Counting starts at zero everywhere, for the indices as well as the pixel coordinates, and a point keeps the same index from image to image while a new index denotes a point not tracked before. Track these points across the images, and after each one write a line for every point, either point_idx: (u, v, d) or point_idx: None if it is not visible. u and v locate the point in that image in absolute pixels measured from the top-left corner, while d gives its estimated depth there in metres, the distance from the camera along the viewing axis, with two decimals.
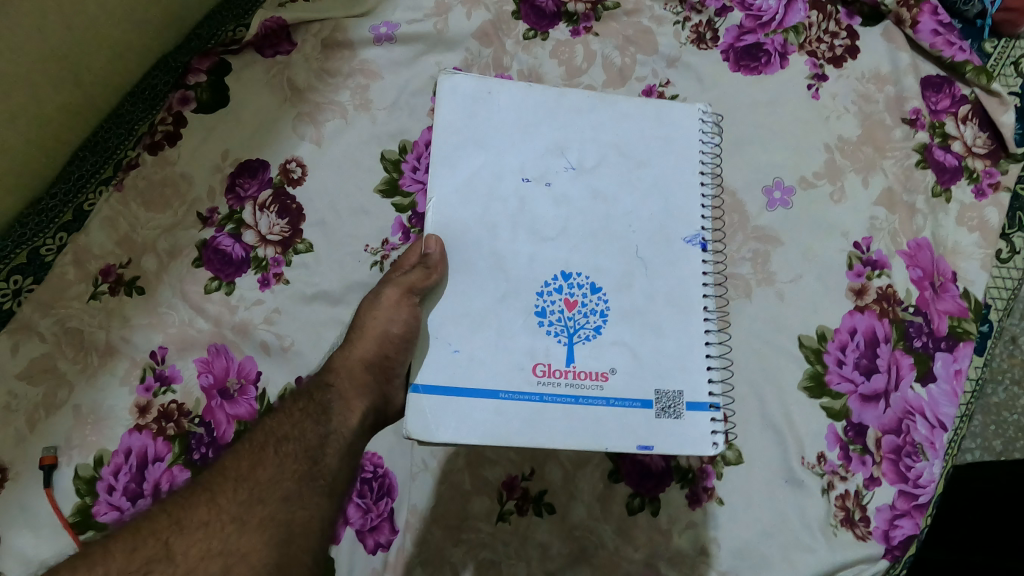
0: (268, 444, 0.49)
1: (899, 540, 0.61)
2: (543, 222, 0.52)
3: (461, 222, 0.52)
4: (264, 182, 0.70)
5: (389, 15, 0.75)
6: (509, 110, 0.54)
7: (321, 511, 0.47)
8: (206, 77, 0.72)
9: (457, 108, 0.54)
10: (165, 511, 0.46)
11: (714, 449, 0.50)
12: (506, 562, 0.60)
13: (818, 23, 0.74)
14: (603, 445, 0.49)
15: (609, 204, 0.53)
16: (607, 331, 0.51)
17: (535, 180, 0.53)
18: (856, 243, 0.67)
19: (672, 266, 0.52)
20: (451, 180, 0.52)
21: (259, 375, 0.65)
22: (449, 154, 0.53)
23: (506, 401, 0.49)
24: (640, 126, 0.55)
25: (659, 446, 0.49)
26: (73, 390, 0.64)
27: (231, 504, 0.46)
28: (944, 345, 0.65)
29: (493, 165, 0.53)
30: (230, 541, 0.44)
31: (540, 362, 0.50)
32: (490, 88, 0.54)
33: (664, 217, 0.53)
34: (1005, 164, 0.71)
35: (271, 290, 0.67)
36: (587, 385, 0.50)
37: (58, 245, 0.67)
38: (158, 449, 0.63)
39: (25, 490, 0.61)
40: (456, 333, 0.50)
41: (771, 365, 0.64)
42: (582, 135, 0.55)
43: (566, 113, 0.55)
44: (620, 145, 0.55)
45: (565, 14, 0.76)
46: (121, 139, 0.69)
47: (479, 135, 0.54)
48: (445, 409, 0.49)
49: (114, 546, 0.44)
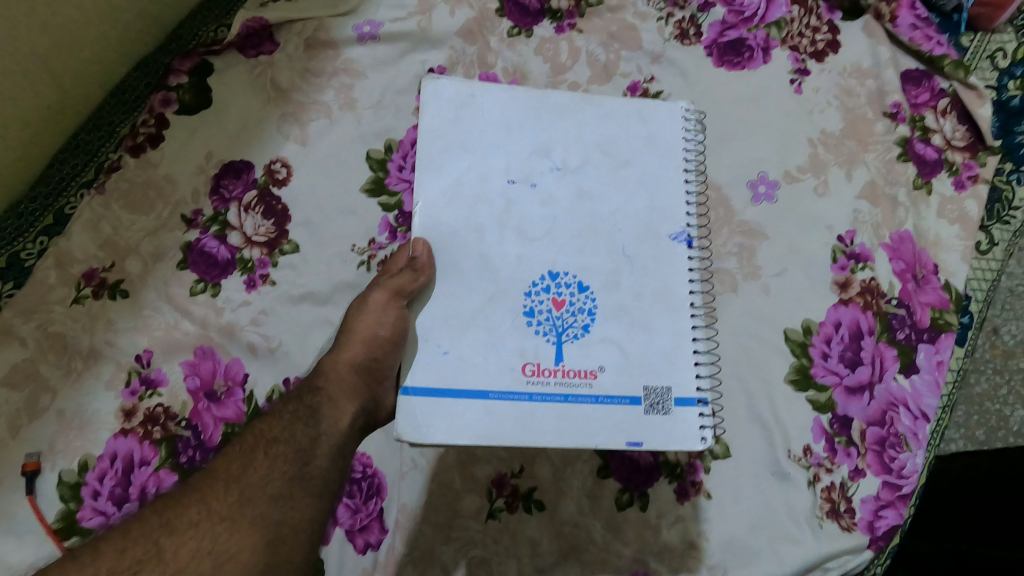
0: (258, 446, 0.48)
1: (883, 531, 0.61)
2: (529, 223, 0.53)
3: (448, 225, 0.52)
4: (248, 184, 0.70)
5: (371, 14, 0.75)
6: (494, 113, 0.55)
7: (312, 510, 0.47)
8: (188, 78, 0.72)
9: (442, 112, 0.54)
10: (156, 512, 0.46)
11: (703, 444, 0.50)
12: (497, 559, 0.61)
13: (800, 18, 0.75)
14: (593, 442, 0.49)
15: (595, 203, 0.53)
16: (595, 329, 0.51)
17: (521, 181, 0.53)
18: (840, 236, 0.68)
19: (658, 264, 0.53)
20: (438, 183, 0.52)
21: (246, 377, 0.65)
22: (434, 157, 0.53)
23: (496, 401, 0.49)
24: (624, 126, 0.55)
25: (648, 442, 0.50)
26: (57, 395, 0.64)
27: (220, 505, 0.46)
28: (927, 337, 0.66)
29: (479, 168, 0.53)
30: (219, 540, 0.44)
31: (530, 362, 0.50)
32: (473, 92, 0.54)
33: (649, 215, 0.54)
34: (984, 156, 0.72)
35: (257, 291, 0.67)
36: (576, 383, 0.50)
37: (38, 249, 0.66)
38: (145, 453, 0.62)
39: (9, 496, 0.61)
40: (445, 334, 0.50)
41: (758, 359, 0.65)
42: (566, 135, 0.55)
43: (550, 114, 0.55)
44: (604, 145, 0.55)
45: (549, 11, 0.76)
46: (101, 142, 0.69)
47: (465, 138, 0.54)
48: (435, 410, 0.49)
49: (104, 546, 0.45)
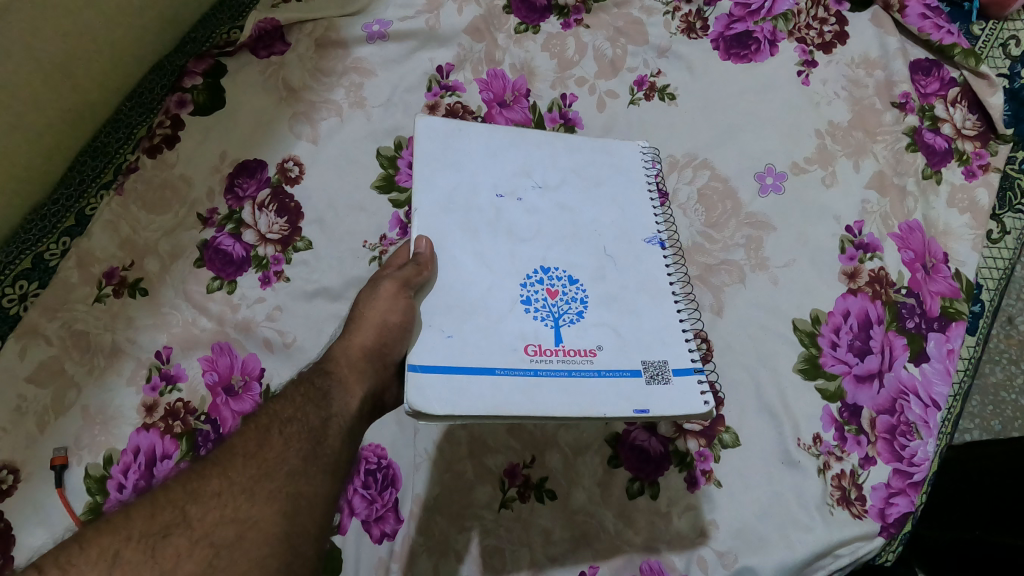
0: (272, 426, 0.49)
1: (895, 518, 0.61)
2: (518, 227, 0.56)
3: (444, 229, 0.54)
4: (262, 182, 0.71)
5: (381, 14, 0.76)
6: (480, 143, 0.59)
7: (327, 486, 0.47)
8: (202, 79, 0.74)
9: (433, 139, 0.58)
10: (179, 483, 0.46)
11: (707, 408, 0.49)
12: (510, 548, 0.61)
13: (807, 10, 0.76)
14: (602, 412, 0.48)
15: (575, 213, 0.57)
16: (589, 314, 0.53)
17: (508, 195, 0.57)
18: (848, 227, 0.68)
19: (638, 263, 0.55)
20: (433, 194, 0.56)
21: (262, 372, 0.66)
22: (428, 174, 0.57)
23: (503, 377, 0.49)
24: (592, 154, 0.61)
25: (655, 409, 0.49)
26: (81, 391, 0.65)
27: (240, 476, 0.46)
28: (937, 326, 0.66)
29: (469, 183, 0.57)
30: (241, 509, 0.45)
31: (531, 343, 0.51)
32: (460, 126, 0.59)
33: (623, 222, 0.57)
34: (994, 145, 0.72)
35: (272, 288, 0.68)
36: (577, 360, 0.50)
37: (61, 249, 0.68)
38: (166, 446, 0.64)
39: (37, 490, 0.62)
40: (448, 320, 0.51)
41: (768, 349, 0.65)
42: (544, 160, 0.60)
43: (528, 144, 0.60)
44: (578, 169, 0.60)
45: (555, 7, 0.78)
46: (121, 143, 0.71)
47: (455, 159, 0.58)
48: (444, 386, 0.48)
49: (133, 512, 0.44)
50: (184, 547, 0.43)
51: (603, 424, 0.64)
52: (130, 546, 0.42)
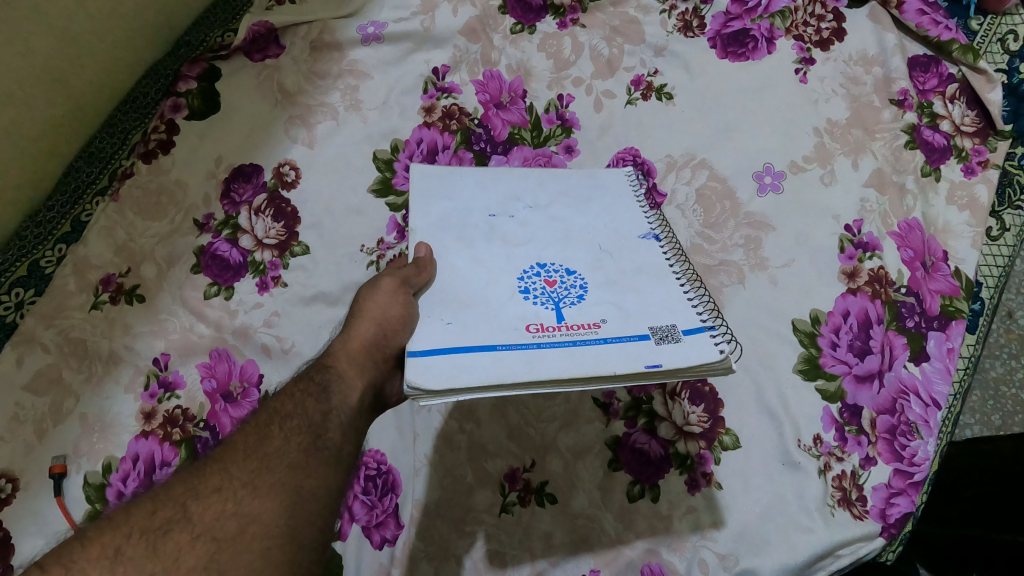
0: (272, 422, 0.48)
1: (896, 519, 0.60)
2: (512, 237, 0.57)
3: (439, 244, 0.56)
4: (258, 186, 0.71)
5: (375, 15, 0.76)
6: (471, 177, 0.61)
7: (329, 481, 0.46)
8: (196, 84, 0.72)
9: (427, 176, 0.61)
10: (181, 480, 0.45)
11: (723, 356, 0.45)
12: (513, 553, 0.61)
13: (804, 7, 0.75)
14: (611, 371, 0.45)
15: (566, 222, 0.58)
16: (590, 296, 0.52)
17: (500, 214, 0.58)
18: (847, 226, 0.68)
19: (635, 253, 0.55)
20: (427, 216, 0.58)
21: (260, 378, 0.66)
22: (421, 202, 0.59)
23: (505, 352, 0.47)
24: (579, 176, 0.62)
25: (668, 363, 0.46)
26: (79, 400, 0.65)
27: (241, 471, 0.45)
28: (937, 324, 0.65)
29: (461, 209, 0.58)
30: (242, 502, 0.43)
31: (533, 322, 0.49)
32: (452, 168, 0.62)
33: (616, 224, 0.57)
34: (993, 141, 0.72)
35: (270, 293, 0.68)
36: (583, 332, 0.48)
37: (57, 257, 0.68)
38: (165, 454, 0.63)
39: (36, 499, 0.62)
40: (447, 309, 0.51)
41: (767, 350, 0.65)
42: (532, 185, 0.61)
43: (516, 174, 0.62)
44: (567, 190, 0.61)
45: (551, 7, 0.78)
46: (116, 149, 0.71)
47: (448, 188, 0.60)
48: (446, 365, 0.46)
49: (134, 509, 0.43)
50: (185, 542, 0.41)
51: (601, 427, 0.64)
52: (132, 543, 0.41)
